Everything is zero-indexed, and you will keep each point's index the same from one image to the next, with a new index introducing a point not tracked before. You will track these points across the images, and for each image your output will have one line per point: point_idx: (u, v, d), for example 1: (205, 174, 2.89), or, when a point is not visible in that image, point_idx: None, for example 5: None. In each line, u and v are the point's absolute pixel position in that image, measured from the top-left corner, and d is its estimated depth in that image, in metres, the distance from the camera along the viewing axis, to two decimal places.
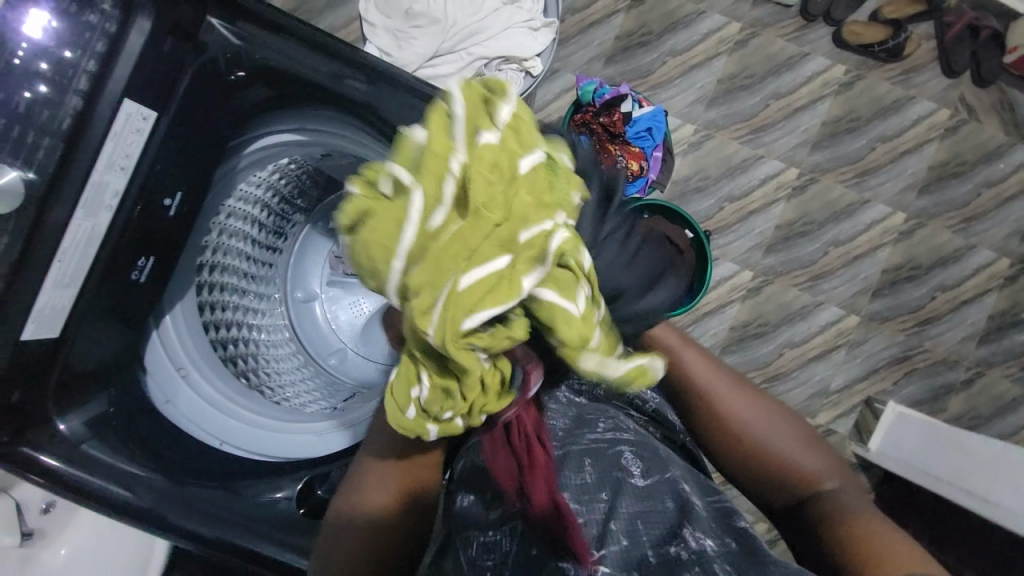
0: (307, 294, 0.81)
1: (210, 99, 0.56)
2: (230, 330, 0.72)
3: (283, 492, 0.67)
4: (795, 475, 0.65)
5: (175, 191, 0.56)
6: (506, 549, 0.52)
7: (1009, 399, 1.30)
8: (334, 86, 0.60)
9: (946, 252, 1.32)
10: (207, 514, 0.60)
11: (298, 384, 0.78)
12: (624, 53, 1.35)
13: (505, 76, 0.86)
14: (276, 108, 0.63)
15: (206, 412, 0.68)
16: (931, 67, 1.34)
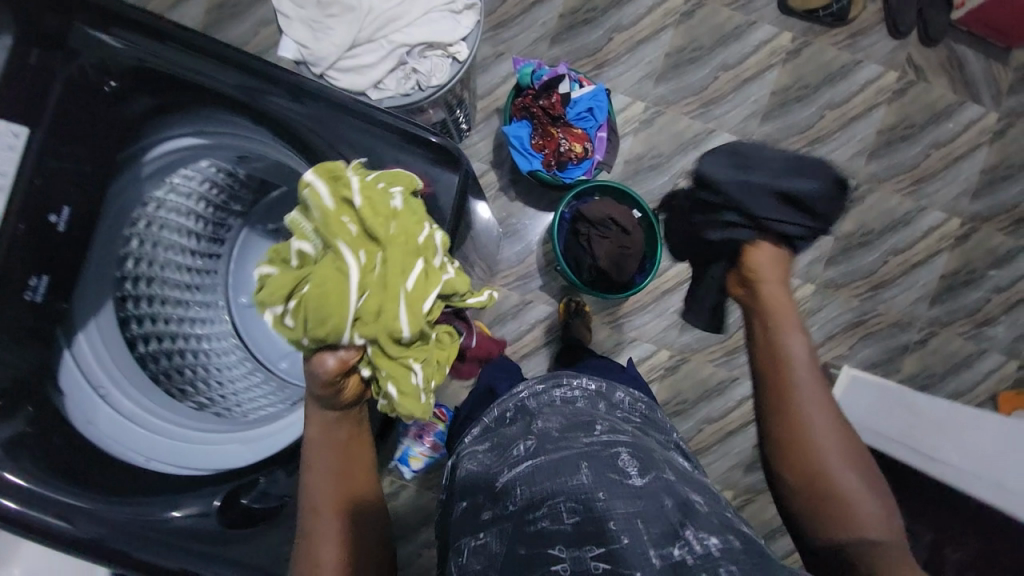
0: (251, 299, 0.81)
1: (87, 110, 0.55)
2: (169, 341, 0.73)
3: (183, 509, 0.58)
4: (839, 503, 0.65)
5: (63, 205, 0.55)
6: (494, 551, 0.56)
7: (961, 357, 1.33)
8: (238, 93, 0.58)
9: (897, 215, 1.33)
10: (130, 534, 0.56)
11: (252, 390, 0.78)
12: (569, 32, 1.32)
13: (430, 63, 0.83)
14: (177, 112, 0.59)
15: (127, 429, 0.64)
16: (877, 29, 1.34)
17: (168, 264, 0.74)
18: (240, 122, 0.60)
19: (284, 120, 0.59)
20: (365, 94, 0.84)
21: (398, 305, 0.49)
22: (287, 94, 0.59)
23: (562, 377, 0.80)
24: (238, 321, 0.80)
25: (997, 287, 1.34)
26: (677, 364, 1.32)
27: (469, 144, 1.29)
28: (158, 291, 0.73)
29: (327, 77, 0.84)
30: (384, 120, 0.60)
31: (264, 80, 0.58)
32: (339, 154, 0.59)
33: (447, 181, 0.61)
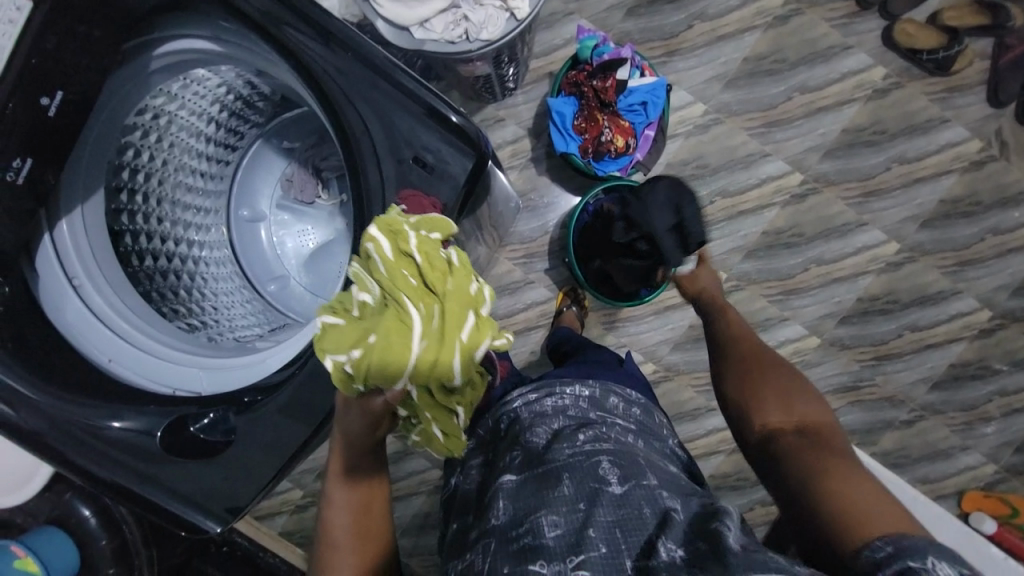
0: (253, 214, 0.80)
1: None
2: (159, 242, 0.72)
3: (122, 422, 0.58)
4: (776, 407, 0.69)
5: (55, 89, 0.53)
6: (477, 568, 0.53)
7: (941, 447, 1.30)
8: (259, 17, 0.54)
9: (928, 291, 1.26)
10: (72, 434, 0.57)
11: (236, 308, 0.76)
12: (648, 7, 1.20)
13: (484, 13, 0.76)
14: (179, 12, 0.57)
15: (94, 324, 0.64)
16: (979, 89, 1.21)
17: (175, 164, 0.71)
18: (254, 42, 0.56)
19: (300, 47, 0.54)
20: (409, 30, 0.77)
21: (451, 353, 0.47)
22: (304, 20, 0.54)
23: (555, 383, 0.72)
24: (236, 235, 0.79)
25: (1003, 390, 1.29)
26: (660, 380, 1.30)
27: (511, 104, 1.21)
28: (156, 189, 0.70)
29: (372, 2, 0.77)
30: (406, 82, 0.55)
31: (289, 6, 0.53)
32: (353, 106, 0.55)
33: (459, 164, 0.56)
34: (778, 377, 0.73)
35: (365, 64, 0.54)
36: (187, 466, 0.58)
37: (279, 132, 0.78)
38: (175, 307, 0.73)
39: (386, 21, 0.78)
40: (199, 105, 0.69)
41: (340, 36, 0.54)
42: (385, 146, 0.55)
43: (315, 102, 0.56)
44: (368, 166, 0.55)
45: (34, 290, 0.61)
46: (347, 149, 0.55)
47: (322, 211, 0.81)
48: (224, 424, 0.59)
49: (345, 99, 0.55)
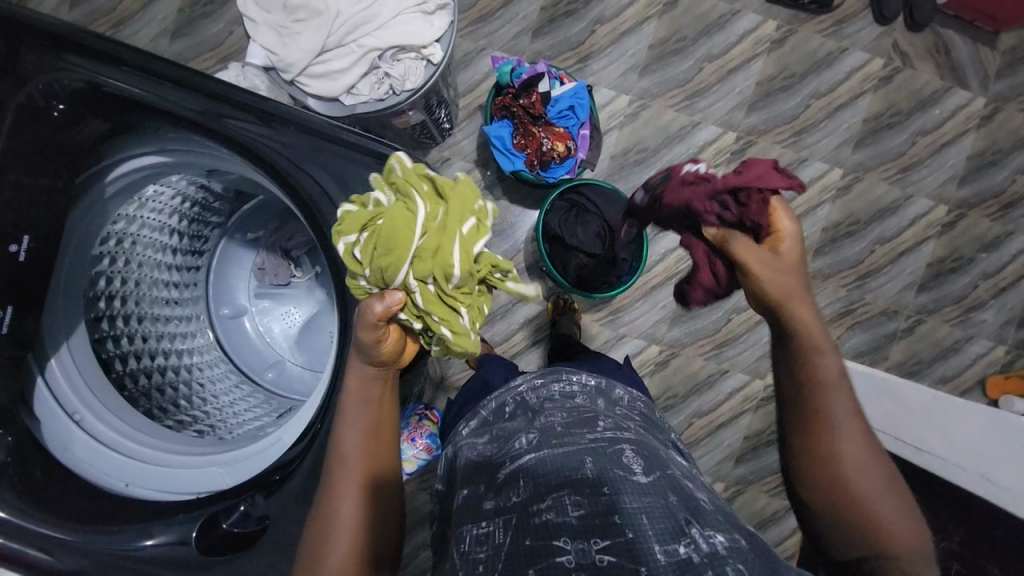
0: (234, 309, 0.81)
1: (36, 137, 0.55)
2: (149, 360, 0.73)
3: (156, 538, 0.57)
4: (863, 510, 0.58)
5: (23, 236, 0.56)
6: (499, 541, 0.52)
7: (949, 343, 1.34)
8: (201, 118, 0.57)
9: (884, 204, 1.33)
10: (105, 563, 0.56)
11: (238, 404, 0.77)
12: (551, 25, 1.30)
13: (403, 66, 0.81)
14: (127, 133, 0.60)
15: (102, 454, 0.63)
16: (863, 16, 1.32)
17: (147, 281, 0.73)
18: (198, 141, 0.60)
19: (240, 138, 0.58)
20: (339, 99, 0.83)
21: (450, 246, 0.48)
22: (236, 110, 0.57)
23: (563, 371, 0.75)
24: (222, 334, 0.80)
25: (984, 273, 1.34)
26: (667, 358, 1.31)
27: (452, 142, 1.27)
28: (134, 309, 0.71)
29: (298, 83, 0.82)
30: (347, 138, 0.58)
31: (223, 102, 0.57)
32: (303, 174, 0.58)
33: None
34: (885, 484, 0.59)
35: (305, 135, 0.58)
36: (228, 565, 0.57)
37: (242, 224, 0.81)
38: (178, 418, 0.73)
39: (315, 97, 0.83)
40: (158, 220, 0.71)
41: (276, 114, 0.58)
42: (342, 201, 0.58)
43: (269, 180, 0.60)
44: (331, 223, 0.58)
45: (37, 434, 0.60)
46: (309, 214, 0.58)
47: (300, 288, 0.83)
48: (255, 510, 0.58)
49: (295, 171, 0.58)
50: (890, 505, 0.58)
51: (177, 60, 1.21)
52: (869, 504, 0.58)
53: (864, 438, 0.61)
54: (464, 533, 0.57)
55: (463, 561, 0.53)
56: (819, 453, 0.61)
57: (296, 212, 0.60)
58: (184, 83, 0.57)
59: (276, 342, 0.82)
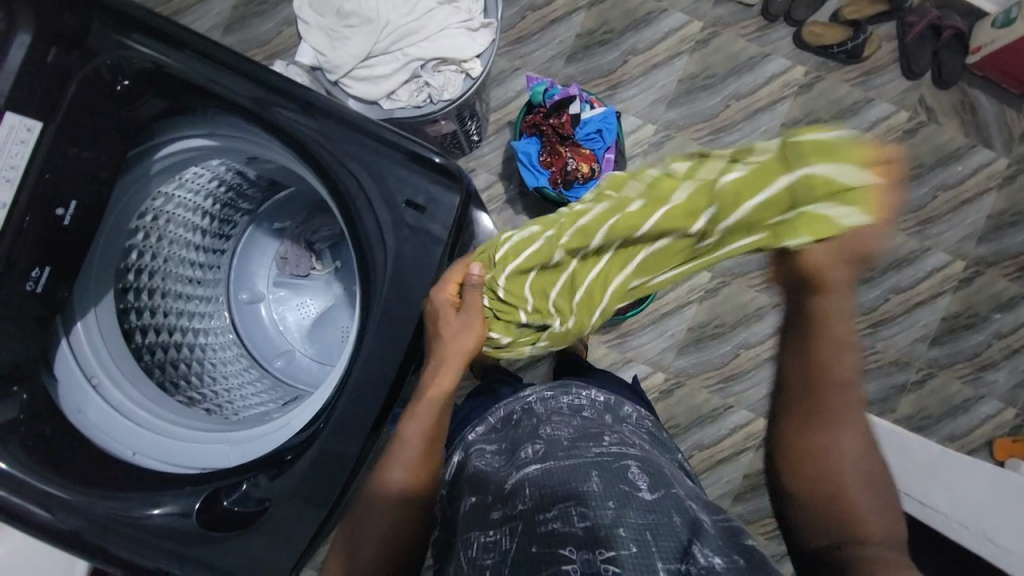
0: (252, 295, 0.83)
1: (93, 109, 0.58)
2: (167, 334, 0.75)
3: (162, 508, 0.58)
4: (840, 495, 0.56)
5: (70, 200, 0.59)
6: (506, 548, 0.55)
7: (959, 401, 1.32)
8: (251, 104, 0.60)
9: (900, 254, 1.33)
10: (109, 526, 0.57)
11: (246, 387, 0.78)
12: (586, 51, 1.34)
13: (443, 78, 0.85)
14: (179, 115, 0.64)
15: (113, 421, 0.65)
16: (892, 69, 1.35)
17: (173, 258, 0.75)
18: (245, 127, 0.63)
19: (283, 127, 0.60)
20: (378, 103, 0.86)
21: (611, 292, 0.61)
22: (287, 100, 0.60)
23: (571, 385, 0.77)
24: (238, 318, 0.82)
25: (998, 333, 1.33)
26: (672, 387, 1.31)
27: (479, 154, 1.30)
28: (159, 284, 0.74)
29: (342, 84, 0.85)
30: (388, 137, 0.61)
31: (274, 92, 0.60)
32: (341, 167, 0.60)
33: (446, 202, 0.61)
34: (864, 476, 0.57)
35: (344, 130, 0.60)
36: (226, 542, 0.57)
37: (272, 212, 0.83)
38: (188, 395, 0.74)
39: (356, 99, 0.86)
40: (193, 200, 0.74)
41: (324, 109, 0.61)
42: (375, 196, 0.60)
43: (308, 170, 0.62)
44: (365, 217, 0.60)
45: (55, 395, 0.62)
46: (344, 207, 0.61)
47: (318, 281, 0.86)
48: (257, 491, 0.59)
49: (333, 163, 0.60)
50: (881, 517, 0.54)
51: None
52: (855, 505, 0.55)
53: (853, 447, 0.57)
54: (472, 539, 0.59)
55: (471, 566, 0.57)
56: (815, 450, 0.57)
57: (331, 202, 0.62)
58: (240, 72, 0.60)
59: (289, 331, 0.84)
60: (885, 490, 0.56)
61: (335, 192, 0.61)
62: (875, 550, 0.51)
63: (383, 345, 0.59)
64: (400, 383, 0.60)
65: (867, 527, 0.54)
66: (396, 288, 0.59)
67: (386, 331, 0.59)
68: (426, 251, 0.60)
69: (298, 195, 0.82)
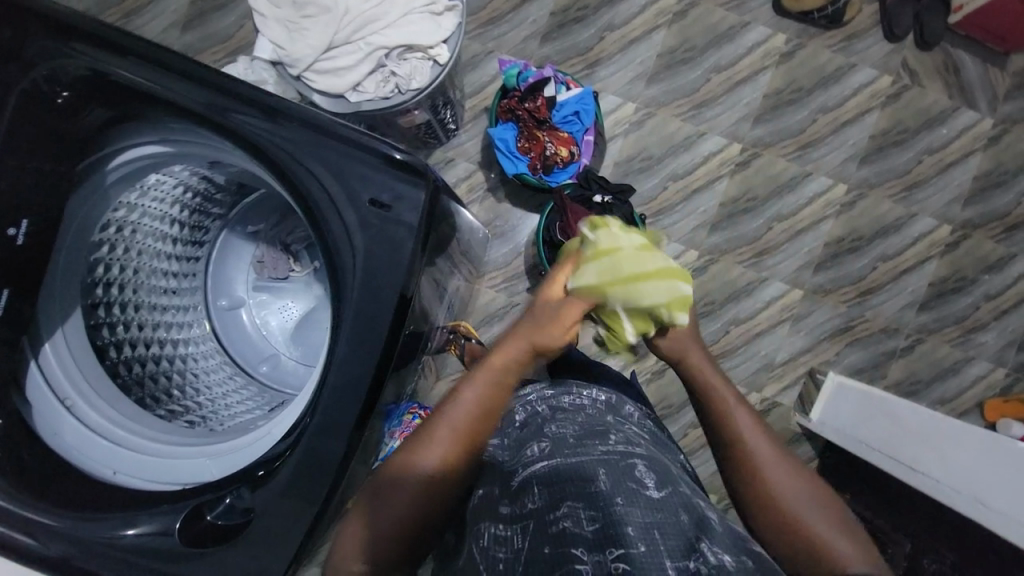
0: (232, 301, 0.81)
1: (41, 122, 0.56)
2: (144, 348, 0.73)
3: (139, 527, 0.57)
4: (782, 515, 0.61)
5: (21, 220, 0.57)
6: (518, 549, 0.55)
7: (949, 364, 1.33)
8: (202, 109, 0.57)
9: (888, 221, 1.32)
10: (95, 547, 0.57)
11: (230, 396, 0.77)
12: (561, 30, 1.30)
13: (409, 66, 0.82)
14: (127, 123, 0.61)
15: (93, 442, 0.63)
16: (873, 32, 1.32)
17: (145, 269, 0.73)
18: (201, 133, 0.60)
19: (237, 129, 0.58)
20: (344, 96, 0.83)
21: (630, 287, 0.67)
22: (240, 103, 0.57)
23: (572, 385, 0.80)
24: (219, 326, 0.80)
25: (986, 295, 1.34)
26: (664, 367, 1.31)
27: (457, 143, 1.27)
28: (132, 297, 0.72)
29: (304, 79, 0.82)
30: (347, 133, 0.58)
31: (227, 92, 0.57)
32: (301, 170, 0.58)
33: (414, 198, 0.59)
34: (804, 495, 0.62)
35: (300, 129, 0.58)
36: (211, 556, 0.57)
37: (243, 216, 0.81)
38: (170, 408, 0.73)
39: (321, 94, 0.83)
40: (159, 208, 0.71)
41: (279, 109, 0.58)
42: (340, 197, 0.58)
43: (269, 173, 0.60)
44: (330, 219, 0.58)
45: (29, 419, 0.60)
46: (308, 210, 0.58)
47: (298, 283, 0.83)
48: (240, 503, 0.58)
49: (291, 165, 0.58)
50: (835, 536, 0.59)
51: (188, 51, 1.22)
52: (821, 534, 0.59)
53: (788, 470, 0.64)
54: (483, 531, 0.61)
55: (485, 564, 0.57)
56: (744, 461, 0.65)
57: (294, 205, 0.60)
58: (190, 74, 0.57)
59: (272, 336, 0.82)
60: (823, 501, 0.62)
61: (299, 196, 0.59)
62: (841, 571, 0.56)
63: (358, 352, 0.58)
64: (379, 384, 0.58)
65: (830, 548, 0.58)
66: (368, 290, 0.58)
67: (362, 336, 0.58)
68: (395, 249, 0.58)
69: (268, 198, 0.79)
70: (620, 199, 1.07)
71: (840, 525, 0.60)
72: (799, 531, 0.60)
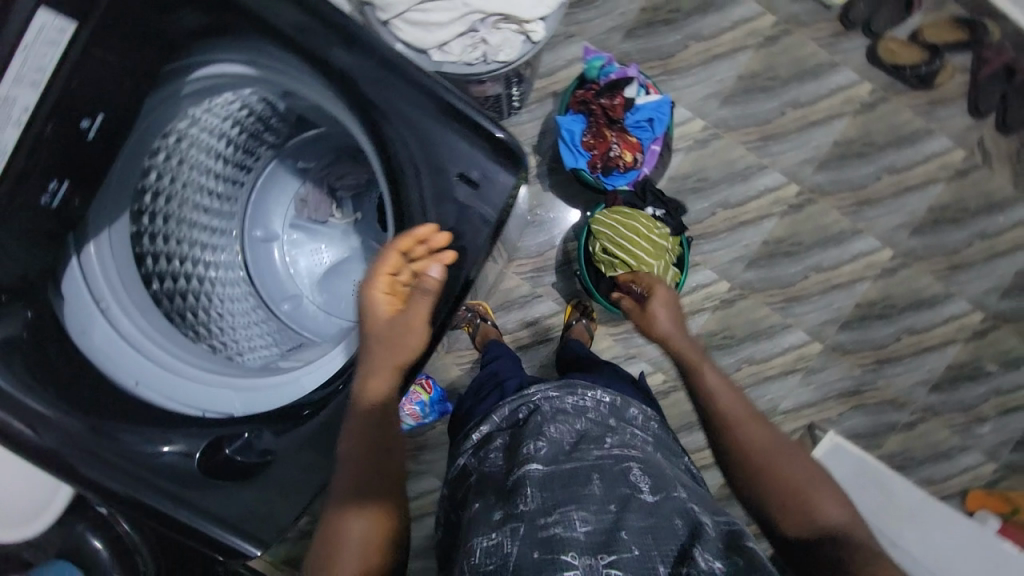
0: (266, 233, 0.80)
1: (130, 20, 0.54)
2: (178, 263, 0.71)
3: (171, 446, 0.59)
4: (789, 485, 0.69)
5: (96, 112, 0.55)
6: (506, 552, 0.54)
7: (945, 448, 1.33)
8: (298, 36, 0.56)
9: (924, 296, 1.31)
10: (114, 455, 0.57)
11: (253, 329, 0.76)
12: (647, 28, 1.25)
13: (501, 36, 0.79)
14: (218, 35, 0.58)
15: (119, 349, 0.63)
16: (959, 102, 1.29)
17: (192, 184, 0.71)
18: (287, 61, 0.58)
19: (330, 65, 0.56)
20: (427, 53, 0.79)
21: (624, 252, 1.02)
22: (343, 40, 0.55)
23: (577, 385, 0.78)
24: (250, 255, 0.78)
25: (998, 389, 1.33)
26: (669, 390, 1.31)
27: (518, 121, 1.24)
28: (175, 210, 0.70)
29: (392, 26, 0.79)
30: (445, 96, 0.56)
31: (327, 23, 0.55)
32: (390, 122, 0.56)
33: (502, 184, 0.57)
34: (789, 454, 0.72)
35: (387, 78, 0.56)
36: (224, 490, 0.57)
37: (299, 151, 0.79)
38: (195, 329, 0.72)
39: (404, 45, 0.79)
40: (216, 125, 0.69)
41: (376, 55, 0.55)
42: (421, 163, 0.56)
43: (353, 117, 0.58)
44: (409, 180, 0.56)
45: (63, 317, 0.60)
46: (387, 167, 0.57)
47: (336, 229, 0.82)
48: (260, 444, 0.58)
49: (377, 111, 0.56)
50: (831, 504, 0.67)
51: None
52: (808, 492, 0.68)
53: (762, 427, 0.74)
54: (473, 545, 0.57)
55: (471, 571, 0.55)
56: (737, 444, 0.73)
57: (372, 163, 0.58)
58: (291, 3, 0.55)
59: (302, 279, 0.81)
60: (810, 461, 0.72)
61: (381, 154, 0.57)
62: (831, 521, 0.65)
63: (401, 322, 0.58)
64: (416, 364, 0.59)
65: (821, 508, 0.66)
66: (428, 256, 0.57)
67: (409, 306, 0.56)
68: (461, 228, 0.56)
69: (329, 140, 0.77)
70: (671, 216, 1.06)
71: (824, 480, 0.69)
72: (798, 491, 0.68)
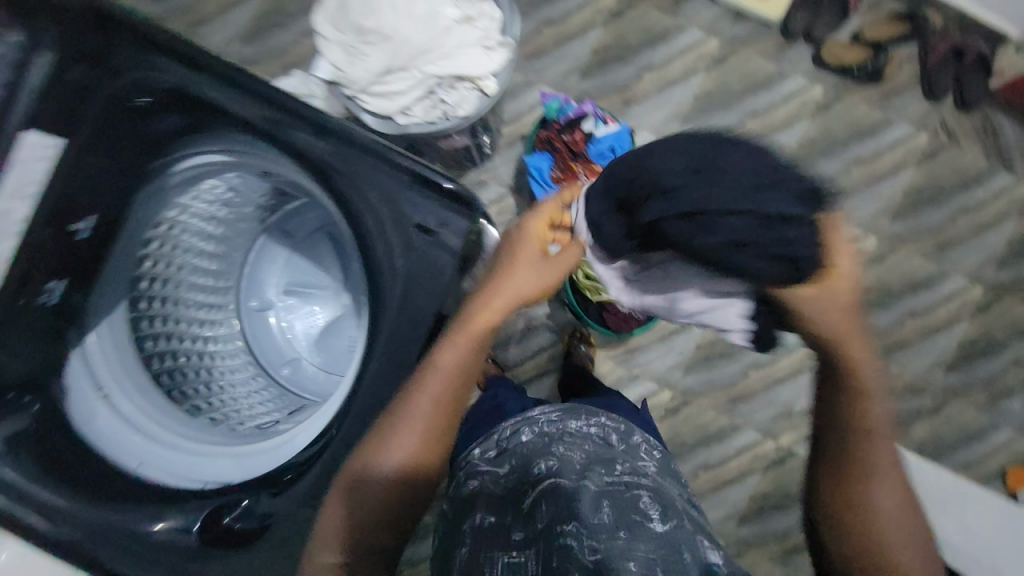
0: (262, 303, 0.79)
1: (104, 163, 0.56)
2: (173, 343, 0.72)
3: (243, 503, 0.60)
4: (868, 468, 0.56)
5: (90, 214, 0.57)
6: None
7: (973, 429, 1.22)
8: (302, 146, 0.60)
9: (918, 278, 1.24)
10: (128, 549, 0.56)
11: (252, 401, 0.74)
12: (601, 66, 1.26)
13: (458, 94, 0.85)
14: (197, 131, 0.60)
15: (126, 435, 0.64)
16: (912, 90, 1.27)
17: (185, 266, 0.72)
18: (266, 154, 0.62)
19: (313, 156, 0.60)
20: (393, 119, 0.86)
21: None
22: (317, 132, 0.59)
23: (581, 412, 0.73)
24: (246, 324, 0.78)
25: (1015, 360, 1.23)
26: (680, 405, 1.24)
27: (491, 166, 1.22)
28: (171, 291, 0.71)
29: (358, 99, 0.85)
30: (407, 165, 0.59)
31: (289, 112, 0.59)
32: (368, 211, 0.60)
33: (458, 225, 0.59)
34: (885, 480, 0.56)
35: (366, 168, 0.59)
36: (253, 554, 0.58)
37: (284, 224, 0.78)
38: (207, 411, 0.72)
39: (371, 114, 0.86)
40: (204, 207, 0.70)
41: (415, 181, 0.59)
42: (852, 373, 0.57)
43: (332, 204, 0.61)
44: (395, 248, 0.59)
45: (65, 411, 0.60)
46: (360, 237, 0.60)
47: (327, 288, 0.78)
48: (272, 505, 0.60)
49: (352, 197, 0.60)
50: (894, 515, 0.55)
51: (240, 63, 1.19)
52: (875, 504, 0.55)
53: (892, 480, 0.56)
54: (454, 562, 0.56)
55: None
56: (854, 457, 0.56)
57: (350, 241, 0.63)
58: (208, 115, 0.59)
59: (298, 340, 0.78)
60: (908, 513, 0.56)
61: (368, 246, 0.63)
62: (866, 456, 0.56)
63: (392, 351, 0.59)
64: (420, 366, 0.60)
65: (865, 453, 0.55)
66: (420, 275, 0.59)
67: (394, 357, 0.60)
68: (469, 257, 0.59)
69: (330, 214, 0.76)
70: None
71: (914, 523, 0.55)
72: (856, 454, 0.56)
